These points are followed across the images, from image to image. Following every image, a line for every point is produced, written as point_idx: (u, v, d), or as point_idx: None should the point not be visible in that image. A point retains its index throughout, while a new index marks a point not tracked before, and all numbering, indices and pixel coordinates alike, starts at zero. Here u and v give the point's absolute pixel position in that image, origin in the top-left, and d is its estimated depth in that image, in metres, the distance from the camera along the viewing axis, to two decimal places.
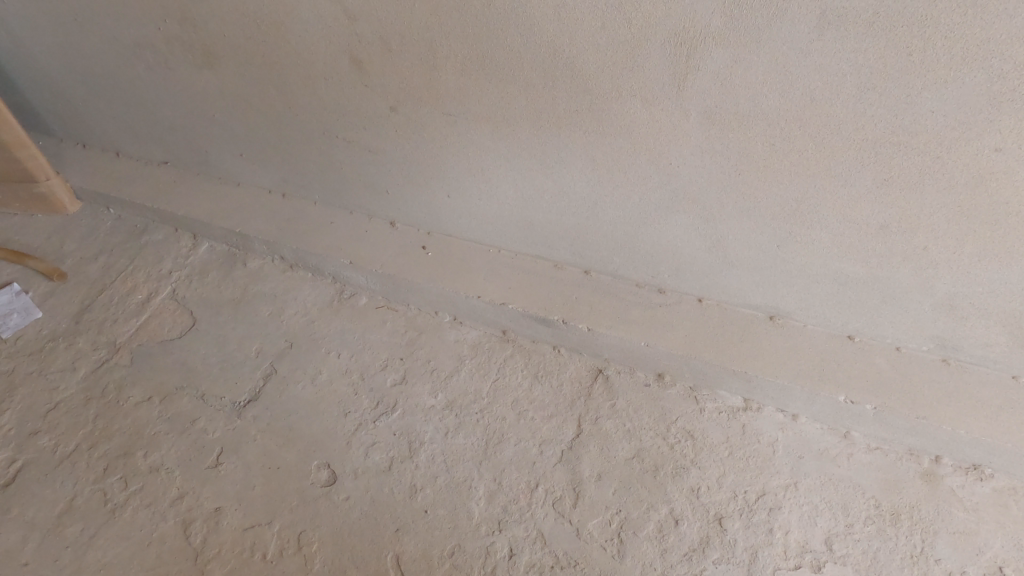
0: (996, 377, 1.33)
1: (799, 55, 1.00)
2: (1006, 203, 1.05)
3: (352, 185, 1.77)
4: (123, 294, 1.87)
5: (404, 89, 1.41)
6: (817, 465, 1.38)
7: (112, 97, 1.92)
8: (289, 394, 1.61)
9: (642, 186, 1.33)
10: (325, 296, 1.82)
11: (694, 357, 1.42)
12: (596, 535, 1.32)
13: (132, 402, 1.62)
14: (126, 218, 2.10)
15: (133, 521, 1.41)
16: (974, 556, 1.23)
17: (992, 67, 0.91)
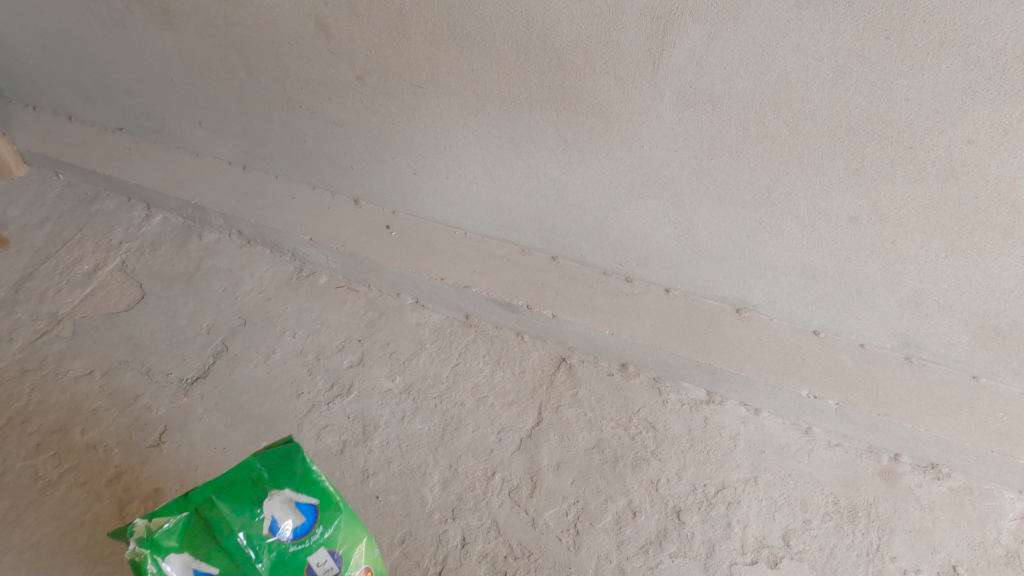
0: (957, 376, 1.33)
1: (777, 35, 0.97)
2: (975, 197, 1.04)
3: (315, 159, 1.70)
4: (68, 264, 1.78)
5: (371, 58, 1.35)
6: (777, 461, 1.36)
7: (64, 56, 1.83)
8: (240, 372, 1.55)
9: (613, 168, 1.30)
10: (283, 274, 1.75)
11: (660, 348, 1.40)
12: (552, 526, 1.28)
13: (71, 376, 1.54)
14: (76, 185, 2.00)
15: (66, 500, 1.34)
16: (928, 554, 1.23)
17: (969, 53, 0.89)
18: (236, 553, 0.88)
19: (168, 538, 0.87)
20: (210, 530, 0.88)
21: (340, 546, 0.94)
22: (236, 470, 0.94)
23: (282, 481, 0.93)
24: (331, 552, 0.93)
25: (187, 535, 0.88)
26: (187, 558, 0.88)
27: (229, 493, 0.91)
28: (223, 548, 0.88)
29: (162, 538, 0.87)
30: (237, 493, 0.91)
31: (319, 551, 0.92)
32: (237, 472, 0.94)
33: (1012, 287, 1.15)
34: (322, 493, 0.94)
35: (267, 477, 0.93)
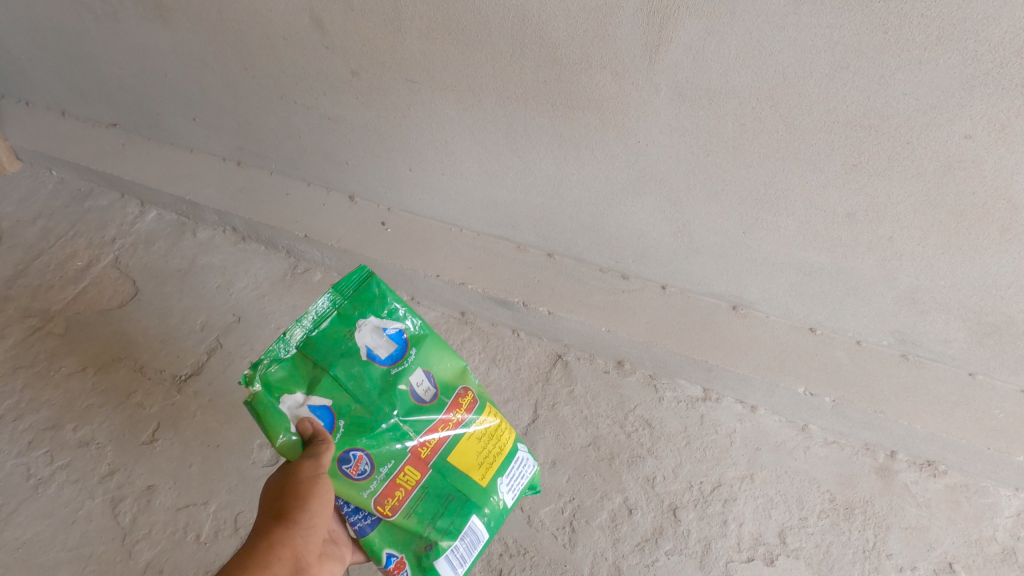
0: (953, 373, 1.33)
1: (774, 29, 0.96)
2: (972, 193, 1.04)
3: (310, 155, 1.69)
4: (61, 260, 1.77)
5: (366, 53, 1.34)
6: (773, 458, 1.36)
7: (56, 51, 1.81)
8: (234, 369, 1.54)
9: (609, 164, 1.29)
10: (277, 270, 1.74)
11: (656, 345, 1.40)
12: (548, 523, 1.28)
13: (64, 373, 1.53)
14: (69, 181, 1.99)
15: (58, 498, 1.33)
16: (924, 551, 1.22)
17: (967, 48, 0.89)
18: (343, 376, 0.87)
19: (272, 373, 0.85)
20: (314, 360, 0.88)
21: (434, 368, 0.95)
22: (316, 309, 0.91)
23: (368, 306, 0.93)
24: (425, 371, 0.94)
25: (292, 377, 0.87)
26: (299, 396, 0.86)
27: (320, 331, 0.89)
28: (329, 372, 0.87)
29: (263, 379, 0.85)
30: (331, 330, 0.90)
31: (418, 371, 0.93)
32: (319, 313, 0.91)
33: (1009, 284, 1.15)
34: (405, 317, 0.94)
35: (348, 306, 0.92)
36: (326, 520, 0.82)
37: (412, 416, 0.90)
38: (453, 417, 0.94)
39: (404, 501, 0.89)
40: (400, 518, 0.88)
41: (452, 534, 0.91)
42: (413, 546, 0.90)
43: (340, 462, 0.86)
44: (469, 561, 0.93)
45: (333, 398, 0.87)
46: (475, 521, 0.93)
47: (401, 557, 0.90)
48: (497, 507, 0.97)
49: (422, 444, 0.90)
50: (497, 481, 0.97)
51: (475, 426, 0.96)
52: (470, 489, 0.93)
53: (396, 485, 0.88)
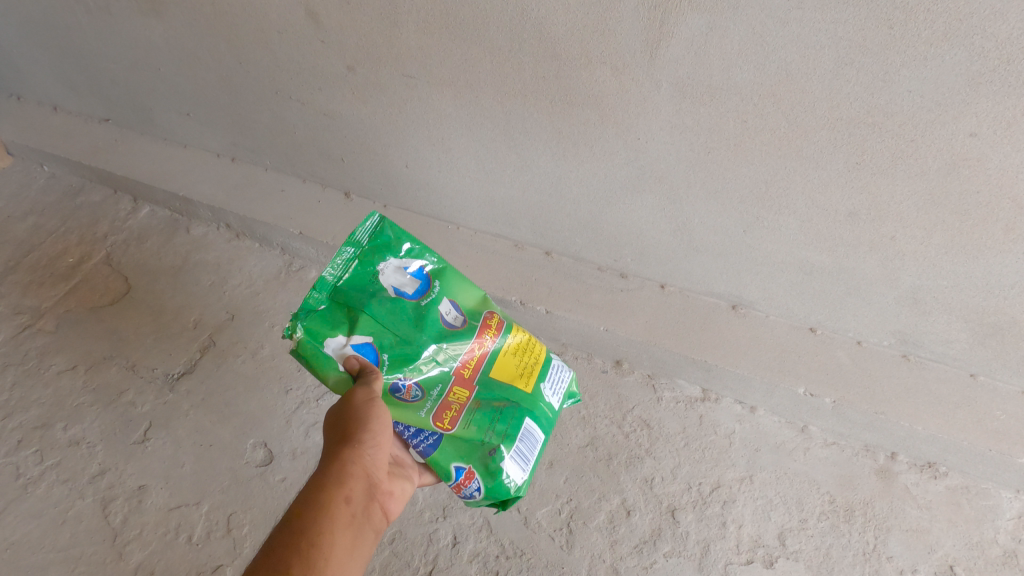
0: (954, 374, 1.32)
1: (777, 25, 0.95)
2: (977, 191, 1.03)
3: (305, 151, 1.67)
4: (52, 257, 1.75)
5: (362, 48, 1.32)
6: (773, 459, 1.34)
7: (47, 45, 1.78)
8: (227, 368, 1.52)
9: (608, 162, 1.27)
10: (272, 268, 1.72)
11: (655, 344, 1.38)
12: (545, 525, 1.26)
13: (54, 371, 1.51)
14: (60, 177, 1.97)
15: (47, 498, 1.31)
16: (925, 554, 1.21)
17: (973, 44, 0.87)
18: (378, 312, 0.94)
19: (312, 321, 0.93)
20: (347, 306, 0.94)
21: (457, 298, 1.02)
22: (341, 259, 0.98)
23: (386, 251, 0.99)
24: (450, 301, 1.00)
25: (331, 322, 0.93)
26: (342, 338, 0.92)
27: (349, 279, 0.97)
28: (364, 311, 0.93)
29: (305, 327, 0.93)
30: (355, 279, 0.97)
31: (444, 301, 1.00)
32: (343, 264, 0.98)
33: (1012, 284, 1.13)
34: (420, 255, 1.01)
35: (367, 252, 0.98)
36: (387, 437, 0.88)
37: (449, 338, 0.97)
38: (486, 336, 0.99)
39: (459, 415, 0.93)
40: (460, 429, 0.93)
41: (511, 436, 0.93)
42: (477, 455, 0.92)
43: (391, 390, 0.93)
44: (531, 463, 0.95)
45: (372, 333, 0.93)
46: (530, 423, 0.96)
47: (468, 468, 0.92)
48: (546, 414, 1.00)
49: (462, 363, 0.96)
50: (539, 386, 1.01)
51: (508, 342, 1.01)
52: (518, 396, 0.97)
53: (449, 402, 0.94)
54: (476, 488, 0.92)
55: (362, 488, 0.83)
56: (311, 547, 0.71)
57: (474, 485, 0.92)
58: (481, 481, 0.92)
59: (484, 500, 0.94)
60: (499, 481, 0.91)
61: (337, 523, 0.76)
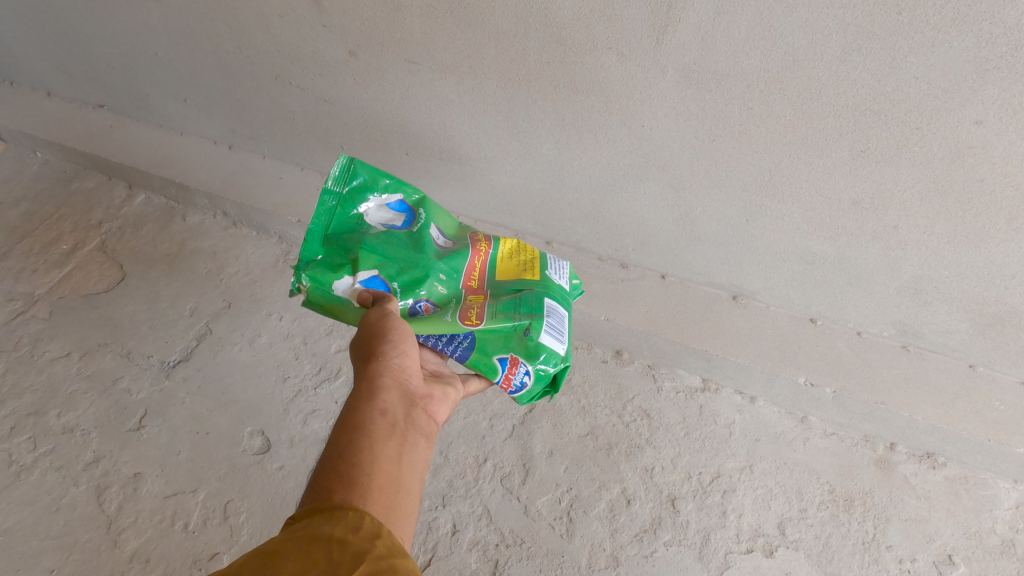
0: (954, 365, 1.33)
1: (786, 10, 0.94)
2: (981, 180, 1.03)
3: (304, 138, 1.66)
4: (45, 244, 1.72)
5: (364, 32, 1.31)
6: (773, 449, 1.35)
7: (40, 29, 1.75)
8: (224, 355, 1.51)
9: (612, 149, 1.27)
10: (270, 256, 1.71)
11: (655, 334, 1.39)
12: (545, 513, 1.26)
13: (47, 357, 1.49)
14: (54, 164, 1.94)
15: (41, 486, 1.29)
16: (924, 543, 1.22)
17: (982, 30, 0.87)
18: (376, 245, 0.94)
19: (314, 270, 0.93)
20: (342, 249, 0.94)
21: (441, 224, 1.05)
22: (323, 208, 0.99)
23: (363, 191, 1.00)
24: (436, 229, 1.02)
25: (333, 266, 0.93)
26: (349, 280, 0.92)
27: (337, 225, 0.98)
28: (362, 248, 0.93)
29: (309, 277, 0.93)
30: (341, 226, 0.98)
31: (431, 227, 1.02)
32: (327, 211, 0.99)
33: (1013, 274, 1.14)
34: (395, 189, 1.02)
35: (347, 196, 0.99)
36: (412, 346, 0.85)
37: (449, 253, 0.97)
38: (479, 247, 1.00)
39: (483, 310, 0.92)
40: (489, 319, 0.90)
41: (539, 312, 0.91)
42: (513, 340, 0.90)
43: (411, 314, 0.93)
44: (567, 334, 0.93)
45: (378, 266, 0.93)
46: (553, 302, 0.94)
47: (510, 356, 0.90)
48: (562, 293, 0.99)
49: (467, 274, 0.97)
50: (547, 273, 1.00)
51: (501, 248, 1.03)
52: (530, 284, 0.97)
53: (469, 304, 0.93)
54: (526, 373, 0.90)
55: (398, 399, 0.79)
56: (353, 458, 0.67)
57: (522, 370, 0.90)
58: (528, 364, 0.90)
59: (536, 386, 0.93)
60: (544, 359, 0.89)
61: (377, 432, 0.72)
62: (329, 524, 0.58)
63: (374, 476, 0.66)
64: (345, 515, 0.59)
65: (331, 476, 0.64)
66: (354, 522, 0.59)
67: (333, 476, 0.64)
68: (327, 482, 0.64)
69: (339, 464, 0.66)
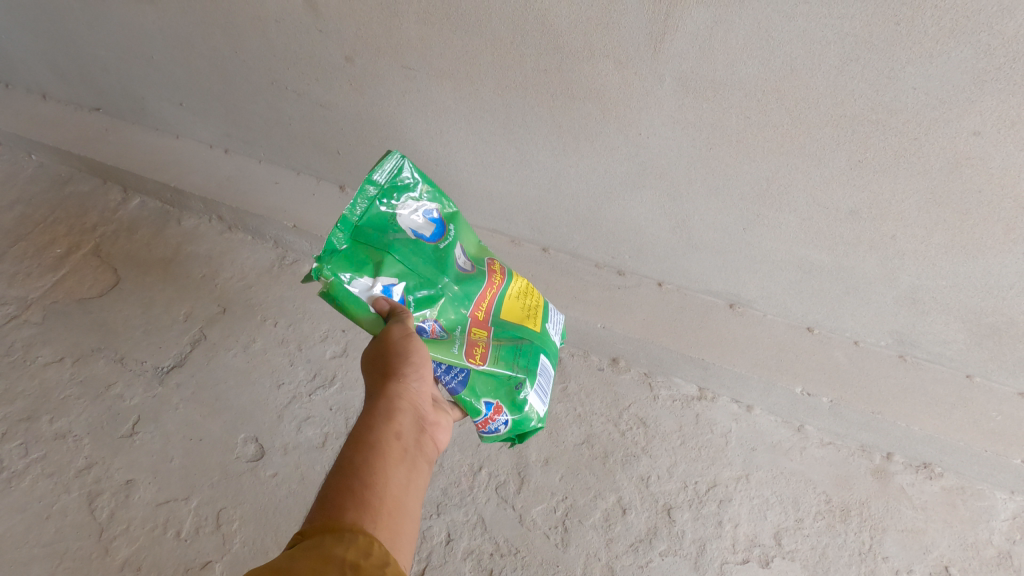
0: (951, 375, 1.33)
1: (783, 19, 0.94)
2: (979, 191, 1.03)
3: (300, 143, 1.65)
4: (40, 247, 1.71)
5: (361, 38, 1.30)
6: (769, 458, 1.34)
7: (36, 31, 1.74)
8: (218, 361, 1.50)
9: (609, 157, 1.26)
10: (265, 261, 1.70)
11: (652, 342, 1.38)
12: (540, 523, 1.25)
13: (40, 362, 1.48)
14: (49, 166, 1.93)
15: (32, 492, 1.28)
16: (920, 554, 1.21)
17: (980, 41, 0.87)
18: (403, 253, 0.92)
19: (337, 263, 0.89)
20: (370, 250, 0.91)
21: (468, 243, 1.01)
22: (360, 196, 0.95)
23: (403, 191, 0.97)
24: (462, 248, 0.99)
25: (355, 265, 0.90)
26: (368, 283, 0.90)
27: (368, 219, 0.95)
28: (388, 251, 0.91)
29: (332, 269, 0.89)
30: (374, 220, 0.94)
31: (458, 246, 0.99)
32: (364, 202, 0.95)
33: (1011, 285, 1.14)
34: (433, 199, 0.99)
35: (386, 192, 0.96)
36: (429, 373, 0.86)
37: (467, 279, 0.96)
38: (495, 280, 0.98)
39: (487, 351, 0.92)
40: (490, 363, 0.91)
41: (535, 370, 0.93)
42: (503, 389, 0.92)
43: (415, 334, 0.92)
44: (551, 395, 0.95)
45: (398, 274, 0.91)
46: (550, 359, 0.96)
47: (495, 403, 0.92)
48: (555, 349, 1.00)
49: (477, 303, 0.95)
50: (546, 325, 1.01)
51: (514, 284, 1.01)
52: (533, 335, 0.97)
53: (473, 339, 0.93)
54: (505, 422, 0.93)
55: (412, 426, 0.79)
56: (366, 478, 0.66)
57: (502, 419, 0.93)
58: (509, 415, 0.93)
59: (507, 433, 0.95)
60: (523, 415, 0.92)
61: (389, 455, 0.71)
62: (337, 540, 0.56)
63: (383, 499, 0.65)
64: (355, 536, 0.57)
65: (343, 492, 0.63)
66: (363, 542, 0.57)
67: (345, 493, 0.63)
68: (339, 499, 0.62)
69: (352, 483, 0.65)
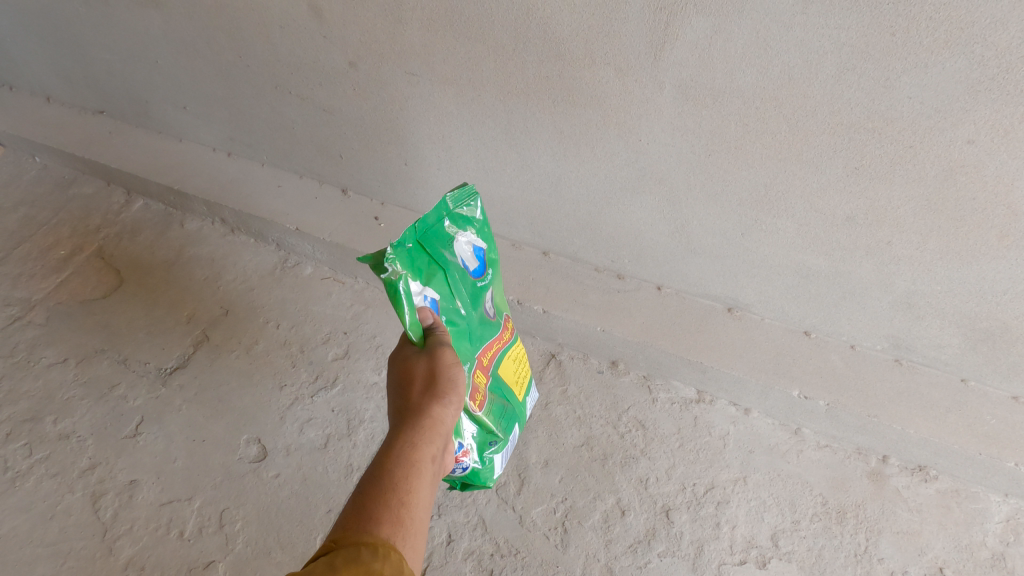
0: (946, 379, 1.34)
1: (781, 29, 0.96)
2: (972, 198, 1.04)
3: (303, 147, 1.67)
4: (43, 249, 1.73)
5: (365, 44, 1.32)
6: (767, 461, 1.36)
7: (41, 35, 1.76)
8: (221, 363, 1.51)
9: (609, 162, 1.28)
10: (267, 264, 1.71)
11: (651, 345, 1.40)
12: (540, 524, 1.26)
13: (44, 364, 1.49)
14: (52, 168, 1.94)
15: (36, 492, 1.29)
16: (916, 556, 1.23)
17: (973, 52, 0.89)
18: (452, 277, 0.90)
19: (403, 256, 0.84)
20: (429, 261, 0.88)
21: (492, 291, 1.02)
22: (436, 208, 0.91)
23: (467, 219, 0.96)
24: (490, 297, 1.00)
25: (415, 268, 0.85)
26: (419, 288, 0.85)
27: (435, 229, 0.91)
28: (443, 271, 0.89)
29: (398, 263, 0.82)
30: (440, 233, 0.91)
31: (488, 291, 0.99)
32: (436, 213, 0.91)
33: (1005, 291, 1.15)
34: (486, 239, 0.99)
35: (456, 216, 0.94)
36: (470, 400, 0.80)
37: (487, 325, 0.97)
38: (503, 339, 1.01)
39: (484, 400, 0.92)
40: (484, 413, 0.91)
41: (505, 436, 0.98)
42: (481, 441, 0.93)
43: None
44: (504, 462, 1.01)
45: (440, 294, 0.88)
46: (515, 429, 1.02)
47: (468, 446, 0.90)
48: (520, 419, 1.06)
49: (483, 350, 0.95)
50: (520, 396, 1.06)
51: (512, 348, 1.05)
52: (512, 400, 1.01)
53: (476, 382, 0.91)
54: (465, 466, 0.91)
55: (446, 446, 0.75)
56: (403, 496, 0.64)
57: (463, 464, 0.91)
58: (471, 462, 0.92)
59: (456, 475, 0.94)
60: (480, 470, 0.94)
61: (425, 476, 0.68)
62: (374, 558, 0.53)
63: (417, 522, 0.62)
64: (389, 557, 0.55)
65: (379, 508, 0.61)
66: (400, 566, 0.54)
67: (381, 508, 0.61)
68: (373, 513, 0.60)
69: (388, 499, 0.63)
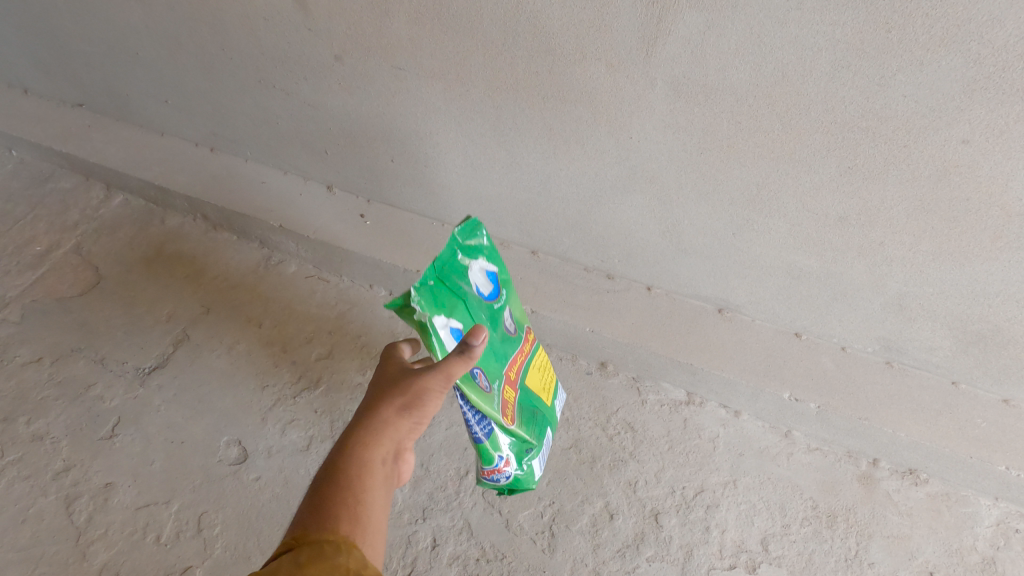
0: (937, 381, 1.33)
1: (775, 25, 0.94)
2: (967, 199, 1.03)
3: (288, 143, 1.63)
4: (19, 245, 1.68)
5: (351, 37, 1.29)
6: (757, 464, 1.34)
7: (17, 25, 1.71)
8: (201, 363, 1.47)
9: (599, 160, 1.26)
10: (250, 261, 1.68)
11: (640, 346, 1.37)
12: (527, 528, 1.24)
13: (18, 363, 1.44)
14: (29, 162, 1.90)
15: (7, 495, 1.25)
16: (906, 560, 1.22)
17: (970, 50, 0.87)
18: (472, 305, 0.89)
19: (427, 297, 0.82)
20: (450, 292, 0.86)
21: (508, 307, 1.01)
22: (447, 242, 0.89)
23: (475, 245, 0.94)
24: (509, 312, 1.00)
25: (438, 302, 0.83)
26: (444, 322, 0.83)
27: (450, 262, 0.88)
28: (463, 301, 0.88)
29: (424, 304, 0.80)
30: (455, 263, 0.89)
31: (505, 309, 0.99)
32: (449, 247, 0.89)
33: (996, 293, 1.14)
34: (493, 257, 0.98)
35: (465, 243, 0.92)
36: None
37: (509, 341, 0.97)
38: (526, 350, 1.02)
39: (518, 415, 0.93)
40: (519, 425, 0.94)
41: (540, 441, 1.00)
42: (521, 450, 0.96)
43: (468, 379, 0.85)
44: (542, 464, 1.04)
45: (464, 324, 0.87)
46: (547, 431, 1.05)
47: (508, 457, 0.94)
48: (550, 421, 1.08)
49: (510, 365, 0.96)
50: (546, 401, 1.08)
51: (533, 356, 1.06)
52: (540, 407, 1.03)
53: (508, 398, 0.93)
54: (507, 475, 0.95)
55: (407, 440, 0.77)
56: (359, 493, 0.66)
57: (505, 473, 0.95)
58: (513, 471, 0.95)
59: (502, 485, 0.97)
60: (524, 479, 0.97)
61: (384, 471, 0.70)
62: (337, 553, 0.56)
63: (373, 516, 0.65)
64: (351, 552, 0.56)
65: (338, 505, 0.63)
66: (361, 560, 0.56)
67: (339, 504, 0.63)
68: (331, 509, 0.62)
69: (346, 495, 0.64)
